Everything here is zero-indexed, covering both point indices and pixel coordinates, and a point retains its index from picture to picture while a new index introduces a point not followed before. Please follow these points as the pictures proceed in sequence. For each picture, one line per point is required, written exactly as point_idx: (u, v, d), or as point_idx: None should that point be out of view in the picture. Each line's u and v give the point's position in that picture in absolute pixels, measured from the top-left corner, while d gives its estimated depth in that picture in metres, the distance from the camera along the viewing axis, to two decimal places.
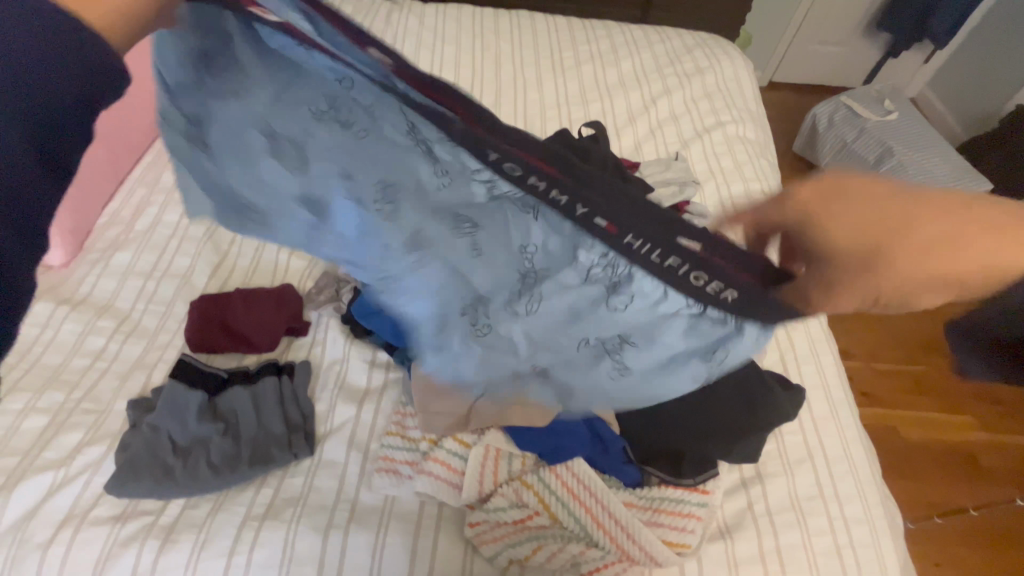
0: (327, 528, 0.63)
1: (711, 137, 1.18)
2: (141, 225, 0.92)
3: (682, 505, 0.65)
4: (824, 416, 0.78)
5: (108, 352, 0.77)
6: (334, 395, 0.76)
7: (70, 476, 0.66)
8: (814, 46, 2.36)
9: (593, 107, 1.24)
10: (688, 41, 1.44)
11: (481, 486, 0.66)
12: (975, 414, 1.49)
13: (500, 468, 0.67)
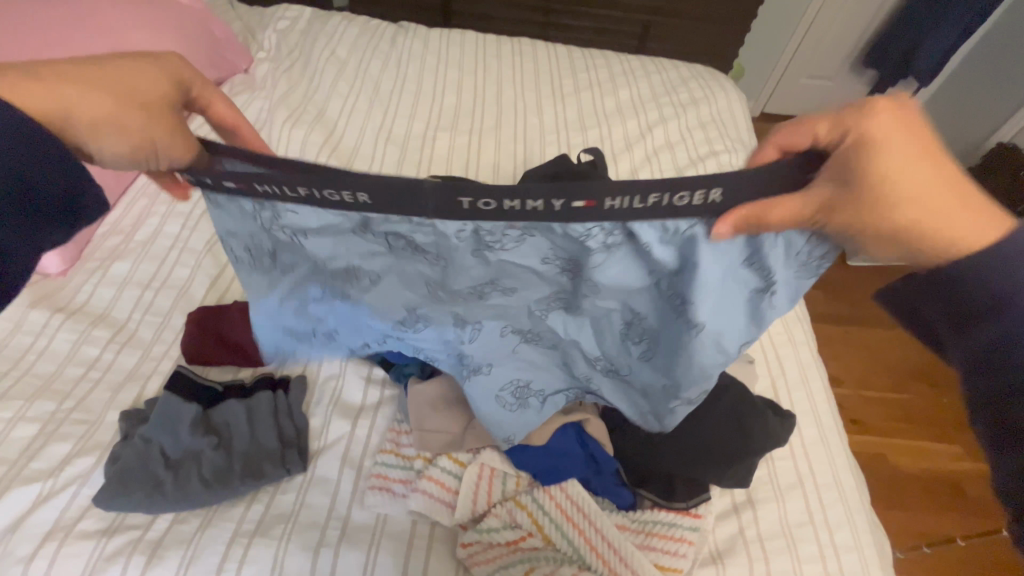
0: (318, 546, 0.63)
1: (705, 165, 1.21)
2: (141, 235, 0.94)
3: (675, 529, 0.65)
4: (813, 443, 0.79)
5: (102, 361, 0.77)
6: (328, 411, 0.75)
7: (57, 487, 0.65)
8: (803, 80, 2.44)
9: (591, 133, 1.28)
10: (683, 73, 1.48)
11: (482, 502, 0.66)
12: (963, 442, 1.51)
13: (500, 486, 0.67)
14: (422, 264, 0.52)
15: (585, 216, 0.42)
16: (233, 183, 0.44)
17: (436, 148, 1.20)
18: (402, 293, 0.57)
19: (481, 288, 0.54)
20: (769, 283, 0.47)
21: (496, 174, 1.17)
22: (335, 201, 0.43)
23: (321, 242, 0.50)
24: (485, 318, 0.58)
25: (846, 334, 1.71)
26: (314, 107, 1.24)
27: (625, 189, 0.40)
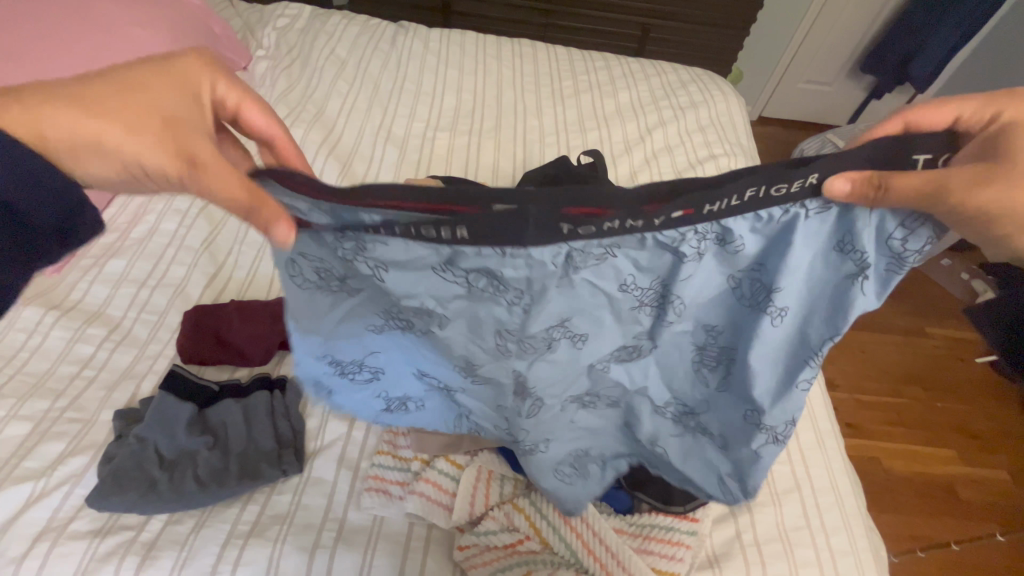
0: (314, 548, 0.62)
1: (703, 168, 1.21)
2: (137, 233, 0.93)
3: (672, 533, 0.65)
4: (810, 446, 0.79)
5: (96, 360, 0.77)
6: (325, 412, 0.75)
7: (49, 487, 0.64)
8: (801, 85, 2.45)
9: (591, 135, 1.28)
10: (683, 76, 1.49)
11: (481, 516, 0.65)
12: (956, 447, 1.52)
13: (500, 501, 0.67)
14: (509, 299, 0.46)
15: (681, 224, 0.41)
16: (337, 205, 0.40)
17: (435, 148, 1.20)
18: (467, 344, 0.51)
19: (551, 329, 0.48)
20: (864, 264, 0.44)
21: (495, 175, 1.16)
22: (428, 235, 0.41)
23: (399, 280, 0.46)
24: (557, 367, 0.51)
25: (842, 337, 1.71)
26: (313, 105, 1.23)
27: (724, 192, 0.40)
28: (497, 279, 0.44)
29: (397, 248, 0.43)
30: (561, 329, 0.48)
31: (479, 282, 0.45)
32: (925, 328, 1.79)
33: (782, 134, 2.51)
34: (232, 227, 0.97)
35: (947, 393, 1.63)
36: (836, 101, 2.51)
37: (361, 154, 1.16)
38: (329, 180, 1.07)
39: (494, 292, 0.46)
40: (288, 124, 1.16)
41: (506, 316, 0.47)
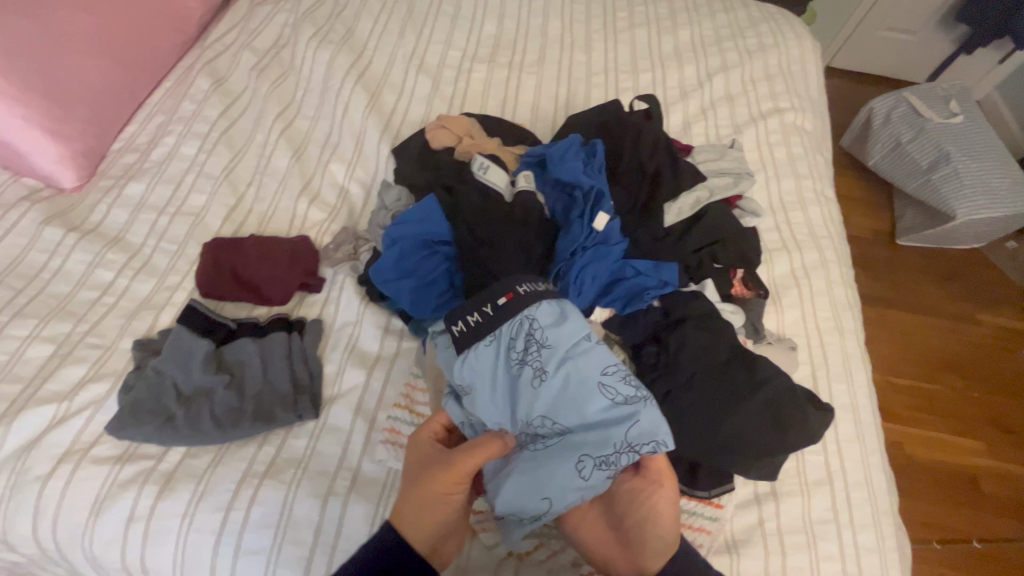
0: (327, 494, 0.62)
1: (766, 124, 1.09)
2: (157, 155, 0.89)
3: (694, 518, 0.64)
4: (848, 439, 0.74)
5: (116, 287, 0.75)
6: (344, 358, 0.72)
7: (70, 412, 0.65)
8: (880, 33, 2.21)
9: (643, 77, 1.15)
10: (754, 13, 1.31)
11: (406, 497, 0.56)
12: (985, 439, 1.50)
13: (429, 505, 0.56)
14: (622, 392, 0.56)
15: (530, 300, 0.60)
16: (502, 300, 0.60)
17: (471, 81, 1.10)
18: (533, 378, 0.57)
19: (642, 442, 0.55)
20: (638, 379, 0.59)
21: (534, 115, 1.06)
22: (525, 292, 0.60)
23: (502, 385, 0.59)
24: (553, 400, 0.57)
25: (882, 317, 1.71)
26: (342, 24, 1.13)
27: (524, 279, 0.60)
28: (548, 342, 0.58)
29: (517, 372, 0.58)
30: (571, 327, 0.58)
31: (524, 349, 0.58)
32: (975, 315, 1.75)
33: (850, 89, 2.28)
34: (252, 157, 0.92)
35: (983, 383, 1.61)
36: (919, 53, 2.24)
37: (391, 83, 1.07)
38: (356, 111, 1.00)
39: (538, 355, 0.58)
40: (314, 44, 1.07)
41: (556, 364, 0.57)
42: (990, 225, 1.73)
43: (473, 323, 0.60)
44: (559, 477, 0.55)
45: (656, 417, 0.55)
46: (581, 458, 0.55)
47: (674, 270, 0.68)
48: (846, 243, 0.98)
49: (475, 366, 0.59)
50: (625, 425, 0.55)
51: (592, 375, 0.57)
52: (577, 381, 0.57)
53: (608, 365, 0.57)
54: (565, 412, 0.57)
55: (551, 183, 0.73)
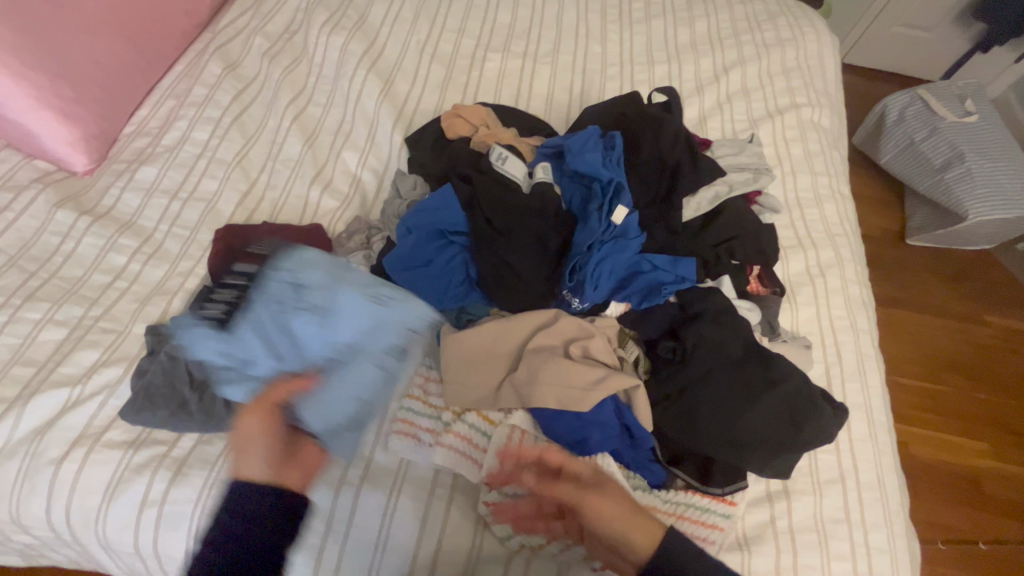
0: (339, 483, 0.62)
1: (783, 119, 1.07)
2: (169, 139, 0.88)
3: (707, 515, 0.61)
4: (861, 439, 0.74)
5: (128, 271, 0.75)
6: None
7: (83, 396, 0.64)
8: (897, 29, 2.17)
9: (659, 69, 1.13)
10: (772, 6, 1.29)
11: (238, 463, 0.52)
12: (989, 439, 1.50)
13: (261, 460, 0.52)
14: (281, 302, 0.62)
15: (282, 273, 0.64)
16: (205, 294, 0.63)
17: (485, 70, 1.08)
18: (248, 333, 0.61)
19: (315, 336, 0.62)
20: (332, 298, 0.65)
21: (548, 106, 1.05)
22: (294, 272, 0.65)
23: (236, 357, 0.60)
24: (264, 338, 0.61)
25: (890, 316, 1.70)
26: (355, 10, 1.12)
27: (302, 266, 0.65)
28: (250, 301, 0.62)
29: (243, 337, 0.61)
30: (258, 283, 0.64)
31: (259, 320, 0.61)
32: (984, 317, 1.74)
33: (864, 86, 2.25)
34: (264, 144, 0.91)
35: (990, 384, 1.60)
36: (934, 51, 2.21)
37: (404, 70, 1.06)
38: (369, 99, 0.99)
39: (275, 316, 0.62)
40: (327, 30, 1.06)
41: (279, 314, 0.62)
42: (1003, 226, 1.71)
43: (222, 306, 0.63)
44: (339, 397, 0.59)
45: (317, 313, 0.63)
46: (338, 371, 0.60)
47: (691, 266, 0.67)
48: (862, 242, 0.97)
49: (355, 372, 0.61)
50: (352, 331, 0.62)
51: (254, 307, 0.62)
52: (255, 315, 0.61)
53: (261, 293, 0.63)
54: (326, 344, 0.62)
55: (568, 175, 0.72)
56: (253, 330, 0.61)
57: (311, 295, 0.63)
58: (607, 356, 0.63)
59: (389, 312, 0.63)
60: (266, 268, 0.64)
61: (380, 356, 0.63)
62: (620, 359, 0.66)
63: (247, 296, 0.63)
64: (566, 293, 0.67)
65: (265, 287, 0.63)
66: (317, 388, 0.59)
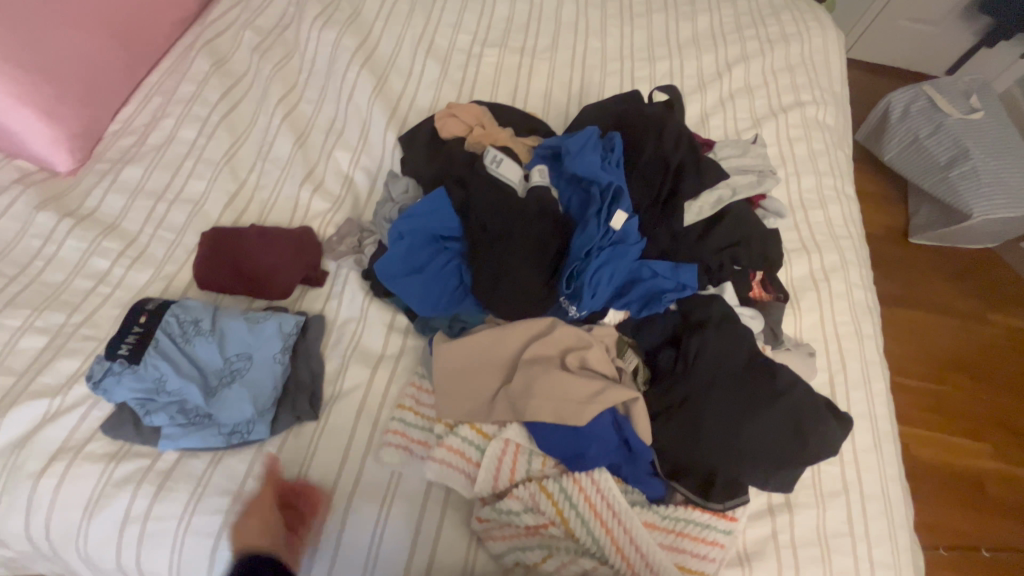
0: (329, 497, 0.60)
1: (787, 117, 1.04)
2: (155, 138, 0.86)
3: (708, 531, 0.58)
4: (865, 449, 0.72)
5: (112, 276, 0.72)
6: (347, 355, 0.70)
7: (64, 406, 0.62)
8: (902, 23, 2.14)
9: (660, 65, 1.10)
10: (776, 0, 1.26)
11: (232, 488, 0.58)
12: (990, 439, 1.49)
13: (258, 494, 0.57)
14: (195, 338, 0.63)
15: (187, 319, 0.64)
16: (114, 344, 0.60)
17: (481, 66, 1.05)
18: (167, 373, 0.60)
19: (233, 363, 0.63)
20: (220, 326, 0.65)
21: (546, 104, 1.02)
22: (197, 318, 0.64)
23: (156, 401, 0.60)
24: (182, 376, 0.61)
25: (893, 317, 1.68)
26: (347, 4, 1.09)
27: (207, 313, 0.65)
28: (165, 345, 0.61)
29: (160, 376, 0.60)
30: (172, 326, 0.63)
31: (174, 361, 0.61)
32: (988, 317, 1.71)
33: (868, 82, 2.22)
34: (253, 143, 0.88)
35: (993, 385, 1.58)
36: (940, 46, 2.18)
37: (398, 67, 1.03)
38: (361, 96, 0.96)
39: (190, 360, 0.62)
40: (319, 24, 1.03)
41: (198, 354, 0.63)
42: (1008, 225, 1.69)
43: (133, 341, 0.61)
44: (259, 416, 0.62)
45: (238, 344, 0.64)
46: (255, 392, 0.62)
47: (694, 272, 0.65)
48: (866, 245, 0.95)
49: (259, 390, 0.63)
50: (267, 353, 0.65)
51: (170, 349, 0.62)
52: (170, 353, 0.61)
53: (181, 335, 0.63)
54: (242, 373, 0.63)
55: (566, 177, 0.69)
56: (164, 361, 0.61)
57: (212, 326, 0.64)
58: (606, 367, 0.61)
59: (265, 334, 0.65)
60: (167, 303, 0.65)
61: (266, 363, 0.64)
62: (620, 370, 0.63)
63: (159, 339, 0.62)
64: (563, 300, 0.65)
65: (178, 328, 0.63)
66: (218, 409, 0.61)
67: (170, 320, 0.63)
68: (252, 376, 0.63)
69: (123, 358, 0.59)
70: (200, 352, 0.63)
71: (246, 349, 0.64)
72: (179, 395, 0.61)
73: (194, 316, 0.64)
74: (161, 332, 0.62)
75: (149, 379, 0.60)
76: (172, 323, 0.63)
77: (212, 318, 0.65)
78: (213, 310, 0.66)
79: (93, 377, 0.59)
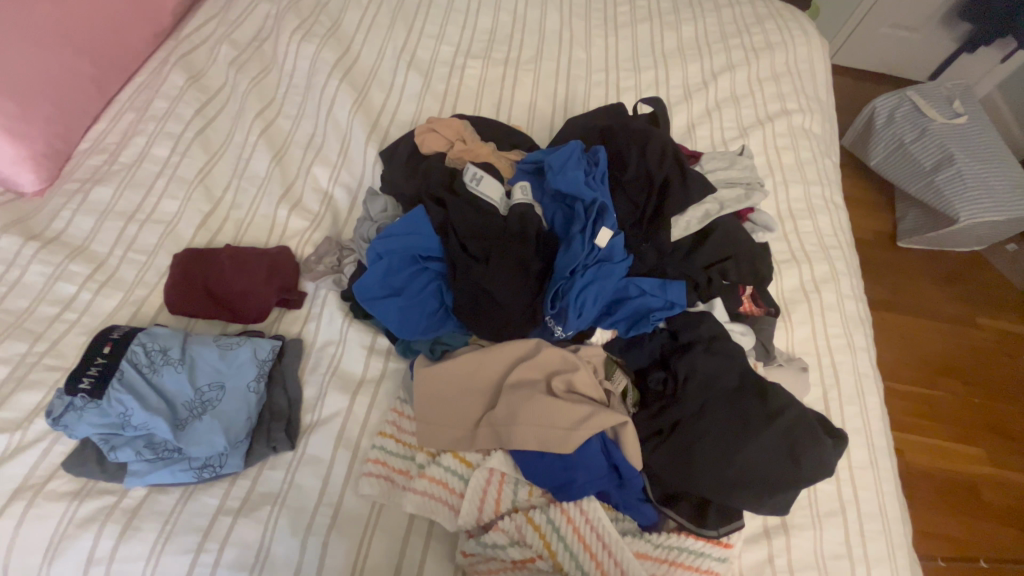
0: (306, 533, 0.57)
1: (773, 126, 1.04)
2: (126, 156, 0.83)
3: (702, 560, 0.56)
4: (861, 466, 0.70)
5: (78, 301, 0.69)
6: (325, 381, 0.67)
7: (25, 442, 0.59)
8: (884, 30, 2.16)
9: (645, 75, 1.09)
10: (760, 9, 1.26)
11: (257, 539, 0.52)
12: (984, 444, 1.48)
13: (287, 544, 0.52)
14: (163, 368, 0.60)
15: (155, 348, 0.61)
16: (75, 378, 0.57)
17: (465, 78, 1.04)
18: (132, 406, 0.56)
19: (204, 393, 0.60)
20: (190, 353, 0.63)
21: (530, 116, 1.01)
22: (165, 346, 0.61)
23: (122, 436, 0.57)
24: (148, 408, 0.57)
25: (885, 322, 1.68)
26: (327, 16, 1.07)
27: (176, 341, 0.62)
28: (130, 375, 0.58)
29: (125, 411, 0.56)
30: (138, 356, 0.60)
31: (139, 393, 0.58)
32: (978, 320, 1.72)
33: (852, 88, 2.24)
34: (230, 160, 0.86)
35: (986, 389, 1.58)
36: (922, 52, 2.20)
37: (379, 80, 1.01)
38: (341, 110, 0.94)
39: (157, 391, 0.59)
40: (298, 37, 1.01)
41: (165, 385, 0.60)
42: (995, 229, 1.69)
43: (96, 373, 0.57)
44: (232, 449, 0.59)
45: (210, 373, 0.62)
46: (227, 424, 0.59)
47: (682, 289, 0.63)
48: (856, 254, 0.94)
49: (232, 421, 0.60)
50: (240, 381, 0.62)
51: (134, 380, 0.58)
52: (136, 385, 0.58)
53: (148, 364, 0.60)
54: (213, 403, 0.60)
55: (549, 193, 0.68)
56: (129, 393, 0.57)
57: (182, 354, 0.61)
58: (594, 390, 0.59)
59: (240, 361, 0.63)
60: (134, 331, 0.61)
61: (240, 391, 0.62)
62: (608, 393, 0.61)
63: (124, 370, 0.58)
64: (549, 320, 0.63)
65: (145, 357, 0.60)
66: (187, 443, 0.57)
67: (135, 349, 0.60)
68: (224, 407, 0.60)
69: (84, 392, 0.56)
70: (167, 382, 0.60)
71: (218, 377, 0.62)
72: (145, 429, 0.57)
73: (162, 344, 0.61)
74: (126, 361, 0.59)
75: (113, 414, 0.56)
76: (138, 353, 0.60)
77: (181, 346, 0.62)
78: (182, 336, 0.63)
79: (52, 414, 0.55)
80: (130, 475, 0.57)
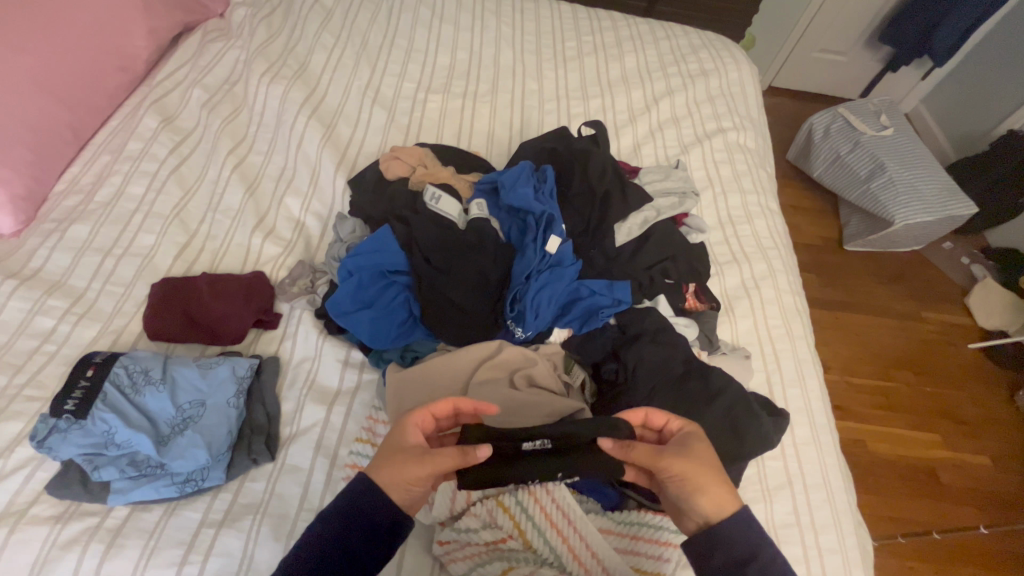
0: (288, 538, 0.60)
1: (711, 143, 1.14)
2: (102, 195, 0.87)
3: (660, 532, 0.61)
4: (805, 442, 0.77)
5: (58, 334, 0.72)
6: (302, 395, 0.71)
7: (6, 471, 0.61)
8: (816, 54, 2.36)
9: (593, 102, 1.19)
10: (694, 40, 1.39)
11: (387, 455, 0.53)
12: (936, 428, 1.58)
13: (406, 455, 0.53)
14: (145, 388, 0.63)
15: (137, 370, 0.64)
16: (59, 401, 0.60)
17: (427, 110, 1.12)
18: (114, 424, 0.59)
19: (184, 410, 0.63)
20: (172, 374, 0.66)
21: (489, 143, 1.09)
22: (146, 368, 0.64)
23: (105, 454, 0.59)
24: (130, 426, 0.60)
25: (837, 320, 1.79)
26: (295, 59, 1.14)
27: (157, 363, 0.65)
28: (112, 396, 0.61)
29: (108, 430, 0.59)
30: (119, 378, 0.63)
31: (122, 412, 0.61)
32: (922, 314, 1.84)
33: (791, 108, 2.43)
34: (204, 194, 0.90)
35: (934, 378, 1.69)
36: (849, 73, 2.41)
37: (346, 115, 1.08)
38: (310, 144, 1.00)
39: (139, 409, 0.62)
40: (267, 79, 1.08)
41: (146, 404, 0.62)
42: (927, 228, 1.84)
43: (80, 396, 0.60)
44: (212, 463, 0.61)
45: (189, 391, 0.65)
46: (208, 437, 0.62)
47: (627, 288, 0.70)
48: (791, 253, 1.03)
49: (212, 435, 0.62)
50: (220, 398, 0.65)
51: (117, 400, 0.61)
52: (117, 405, 0.61)
53: (129, 385, 0.63)
54: (193, 419, 0.63)
55: (504, 209, 0.74)
56: (112, 413, 0.60)
57: (163, 374, 0.64)
58: (553, 383, 0.64)
59: (218, 379, 0.66)
60: (115, 355, 0.65)
61: (219, 407, 0.64)
62: (567, 385, 0.67)
63: (107, 391, 0.61)
64: (509, 323, 0.69)
65: (126, 378, 0.63)
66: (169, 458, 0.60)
67: (117, 371, 0.63)
68: (205, 421, 0.63)
69: (69, 413, 0.59)
70: (148, 401, 0.63)
71: (197, 394, 0.65)
72: (128, 447, 0.60)
73: (143, 366, 0.64)
74: (108, 383, 0.62)
75: (97, 433, 0.59)
76: (120, 375, 0.63)
77: (161, 367, 0.65)
78: (163, 358, 0.66)
79: (37, 436, 0.58)
80: (113, 493, 0.59)
